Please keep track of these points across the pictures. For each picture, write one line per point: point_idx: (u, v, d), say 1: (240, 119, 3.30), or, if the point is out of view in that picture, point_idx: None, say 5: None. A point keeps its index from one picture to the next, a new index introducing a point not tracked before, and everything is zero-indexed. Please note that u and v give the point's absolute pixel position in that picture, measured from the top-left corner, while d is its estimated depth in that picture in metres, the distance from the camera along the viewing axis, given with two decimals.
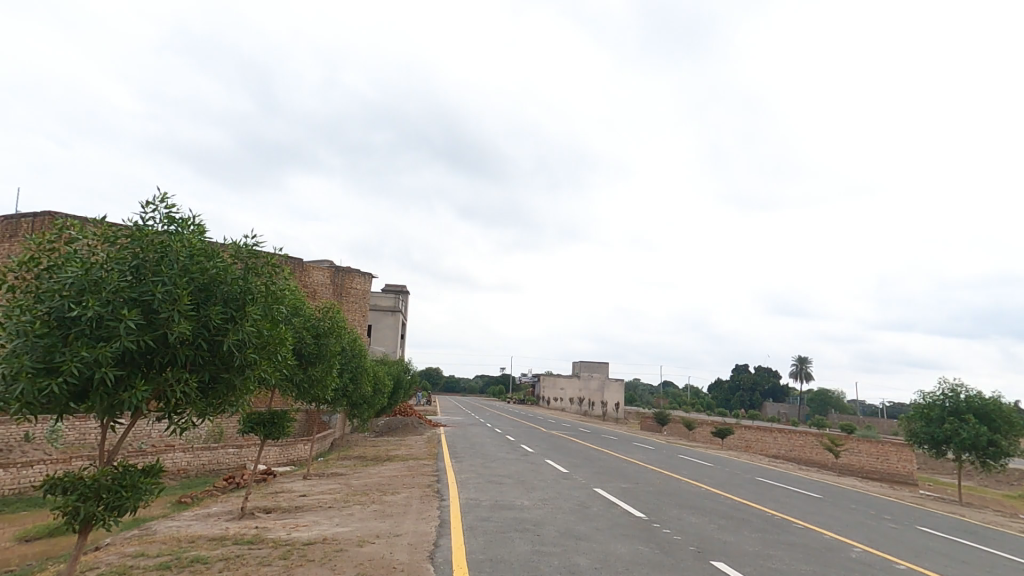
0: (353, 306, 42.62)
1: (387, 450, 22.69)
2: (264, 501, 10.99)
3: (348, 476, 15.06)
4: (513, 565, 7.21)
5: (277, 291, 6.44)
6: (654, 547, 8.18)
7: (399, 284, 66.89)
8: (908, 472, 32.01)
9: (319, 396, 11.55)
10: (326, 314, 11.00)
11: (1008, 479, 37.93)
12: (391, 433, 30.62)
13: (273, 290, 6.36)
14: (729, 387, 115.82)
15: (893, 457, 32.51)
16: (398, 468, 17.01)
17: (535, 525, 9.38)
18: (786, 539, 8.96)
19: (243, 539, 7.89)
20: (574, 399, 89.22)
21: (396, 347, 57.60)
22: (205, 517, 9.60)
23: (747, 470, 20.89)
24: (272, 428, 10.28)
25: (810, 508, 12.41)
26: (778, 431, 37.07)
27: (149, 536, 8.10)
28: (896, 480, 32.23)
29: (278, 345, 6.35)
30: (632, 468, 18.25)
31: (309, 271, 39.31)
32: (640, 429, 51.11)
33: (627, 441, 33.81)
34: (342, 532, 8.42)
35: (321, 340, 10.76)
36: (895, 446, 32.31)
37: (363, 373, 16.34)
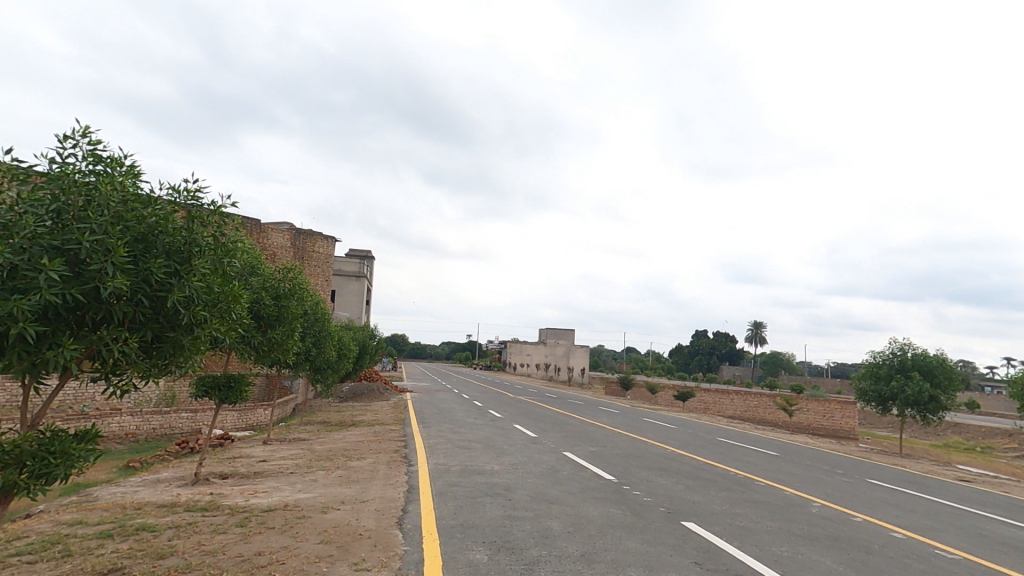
0: (316, 270, 41.26)
1: (352, 415, 22.32)
2: (221, 467, 10.52)
3: (312, 442, 14.65)
4: (485, 531, 7.04)
5: (229, 245, 5.77)
6: (625, 509, 8.20)
7: (364, 249, 65.24)
8: (851, 428, 34.12)
9: (279, 360, 10.95)
10: (286, 276, 10.33)
11: (939, 430, 40.81)
12: (357, 399, 30.22)
13: (224, 244, 5.69)
14: (689, 353, 119.90)
15: (838, 415, 34.34)
16: (364, 433, 16.68)
17: (506, 490, 9.29)
18: (751, 497, 9.16)
19: (196, 507, 7.43)
20: (540, 366, 90.50)
21: (361, 312, 56.53)
22: (154, 483, 9.08)
23: (708, 431, 21.59)
24: (228, 392, 9.68)
25: (770, 466, 12.82)
26: (734, 393, 38.67)
27: (89, 502, 7.58)
28: (840, 436, 34.16)
29: (232, 304, 5.71)
30: (599, 432, 18.51)
31: (268, 233, 37.63)
32: (605, 394, 52.36)
33: (592, 405, 34.51)
34: (304, 498, 8.09)
35: (281, 302, 10.12)
36: (840, 403, 34.22)
37: (327, 337, 15.74)
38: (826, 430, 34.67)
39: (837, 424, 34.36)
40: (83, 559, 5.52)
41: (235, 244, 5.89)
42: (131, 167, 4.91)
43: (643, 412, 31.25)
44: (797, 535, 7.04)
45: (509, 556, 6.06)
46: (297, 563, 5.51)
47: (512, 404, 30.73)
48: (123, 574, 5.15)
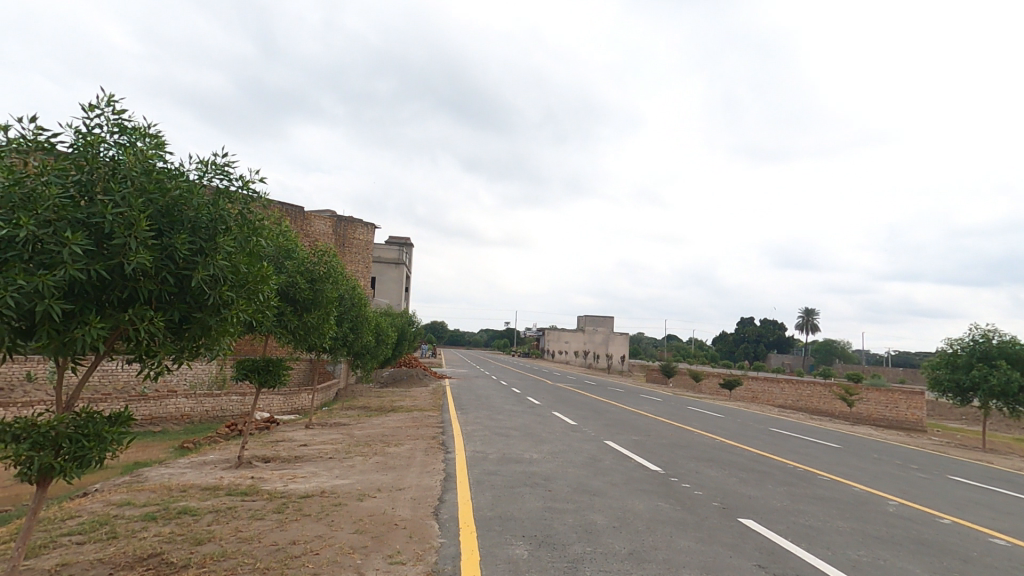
0: (356, 257, 41.84)
1: (392, 400, 22.44)
2: (263, 450, 10.56)
3: (351, 426, 14.68)
4: (525, 523, 6.66)
5: (258, 223, 5.48)
6: (674, 502, 7.66)
7: (403, 237, 65.82)
8: (916, 419, 32.10)
9: (316, 344, 10.83)
10: (321, 259, 10.14)
11: (1017, 423, 37.81)
12: (397, 384, 30.52)
13: (252, 222, 5.39)
14: (733, 340, 116.35)
15: (903, 405, 32.27)
16: (402, 419, 16.64)
17: (546, 480, 8.90)
18: (814, 492, 8.43)
19: (236, 491, 7.34)
20: (579, 352, 89.70)
21: (401, 299, 57.25)
22: (200, 465, 9.11)
23: (759, 421, 20.60)
24: (267, 375, 9.57)
25: (831, 459, 11.92)
26: (785, 381, 37.12)
27: (139, 483, 7.58)
28: (905, 427, 32.13)
29: (260, 285, 5.43)
30: (641, 420, 17.91)
31: (311, 220, 38.29)
32: (646, 381, 51.33)
33: (633, 393, 33.73)
34: (341, 484, 7.92)
35: (317, 285, 9.93)
36: (904, 394, 32.23)
37: (364, 322, 15.69)
38: (888, 421, 32.78)
39: (900, 415, 32.33)
40: (126, 543, 5.42)
41: (264, 222, 5.60)
42: (157, 139, 4.67)
43: (689, 401, 30.27)
44: (873, 537, 6.34)
45: (551, 552, 5.67)
46: (333, 554, 5.27)
47: (551, 391, 30.36)
48: (160, 561, 5.00)
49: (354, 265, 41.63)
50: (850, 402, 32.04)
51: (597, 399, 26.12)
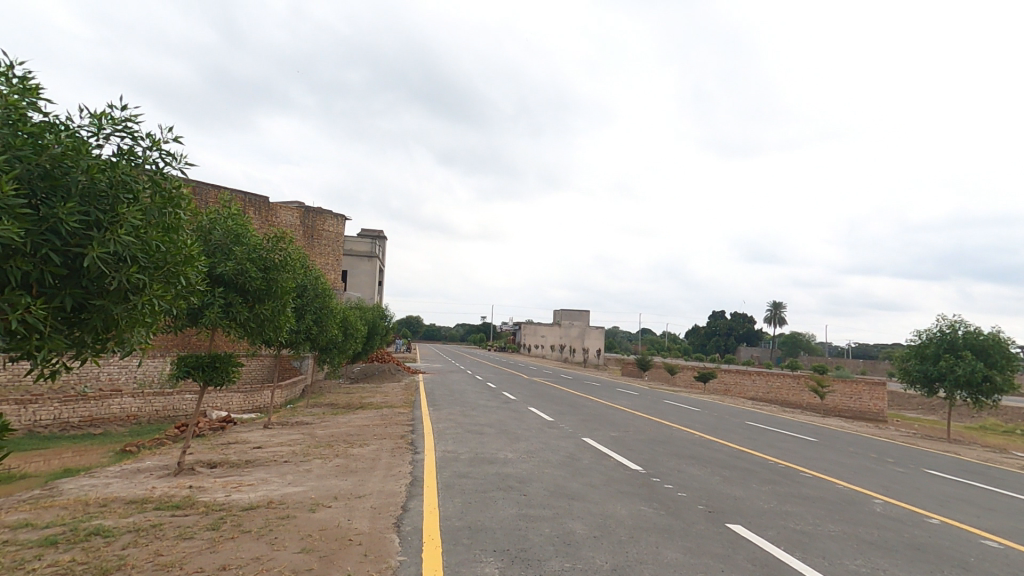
0: (325, 249, 40.48)
1: (361, 397, 21.56)
2: (210, 454, 9.65)
3: (313, 425, 13.82)
4: (496, 535, 5.99)
5: (177, 192, 4.59)
6: (658, 506, 7.10)
7: (375, 229, 64.28)
8: (880, 410, 32.76)
9: (272, 338, 9.88)
10: (276, 245, 9.15)
11: (974, 413, 39.04)
12: (367, 379, 29.54)
13: (168, 190, 4.50)
14: (705, 333, 118.19)
15: (867, 395, 32.90)
16: (369, 417, 15.82)
17: (519, 483, 8.26)
18: (800, 491, 7.99)
19: (168, 504, 6.49)
20: (555, 347, 89.63)
21: (373, 292, 55.98)
22: (131, 474, 8.18)
23: (734, 414, 20.46)
24: (213, 373, 8.64)
25: (811, 454, 11.62)
26: (756, 373, 37.51)
27: (50, 499, 6.68)
28: (868, 418, 32.83)
29: (182, 266, 4.59)
30: (619, 415, 17.47)
31: (277, 210, 36.75)
32: (622, 374, 51.42)
33: (609, 387, 33.50)
34: (292, 493, 7.12)
35: (271, 274, 8.93)
36: (868, 385, 32.80)
37: (329, 315, 14.75)
38: (853, 412, 33.30)
39: (864, 406, 32.98)
40: None
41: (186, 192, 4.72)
42: (25, 83, 3.71)
43: (664, 394, 30.19)
44: (869, 543, 5.87)
45: (525, 570, 5.00)
46: None
47: (526, 385, 29.85)
48: None
49: (322, 257, 40.27)
50: (819, 393, 32.42)
51: (572, 393, 25.69)
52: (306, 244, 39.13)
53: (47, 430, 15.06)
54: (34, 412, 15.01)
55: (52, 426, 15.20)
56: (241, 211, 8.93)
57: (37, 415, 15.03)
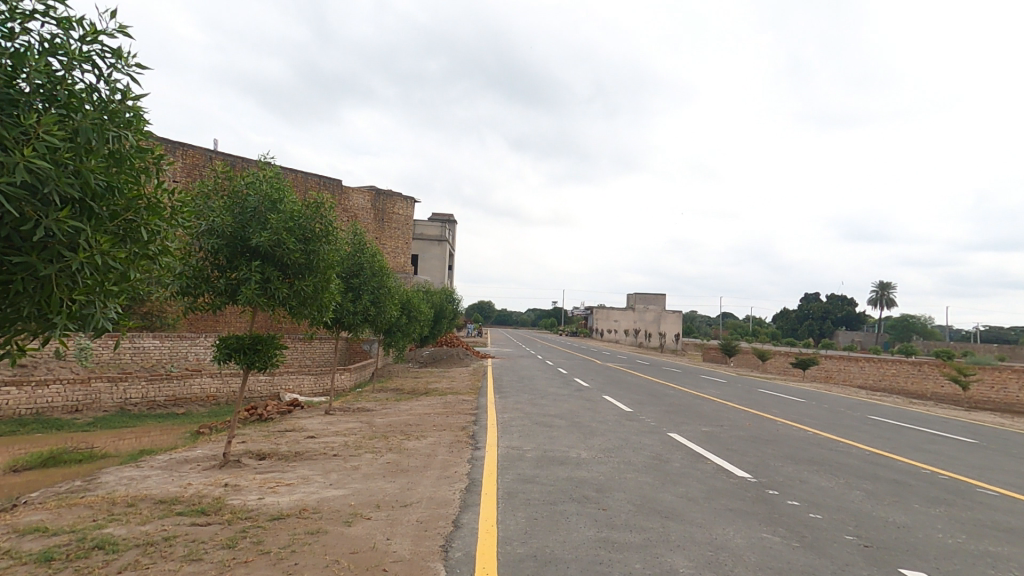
0: (396, 232, 40.71)
1: (428, 382, 20.92)
2: (260, 444, 8.93)
3: (374, 413, 13.09)
4: (571, 569, 4.55)
5: (127, 110, 3.43)
6: (787, 535, 5.34)
7: (446, 214, 64.60)
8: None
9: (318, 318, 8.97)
10: (316, 212, 8.10)
11: None
12: (436, 364, 29.11)
13: (112, 107, 3.33)
14: (796, 317, 109.26)
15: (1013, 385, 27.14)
16: (433, 404, 14.94)
17: (598, 492, 6.75)
18: (988, 520, 5.88)
19: (194, 507, 5.57)
20: (630, 331, 86.44)
21: (444, 276, 56.27)
22: (175, 466, 7.43)
23: (848, 407, 17.65)
24: (255, 356, 7.79)
25: (975, 463, 9.15)
26: (865, 359, 34.02)
27: (77, 496, 5.95)
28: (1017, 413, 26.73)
29: (144, 216, 3.53)
30: (709, 406, 15.40)
31: (349, 194, 37.21)
32: (703, 360, 48.17)
33: (691, 374, 31.09)
34: (330, 499, 6.06)
35: (311, 246, 7.95)
36: (1015, 371, 27.07)
37: (387, 294, 13.96)
38: (996, 405, 27.56)
39: (1011, 397, 27.16)
40: None
41: (142, 111, 3.57)
42: None
43: (758, 382, 27.35)
44: None
45: None
46: None
47: (601, 371, 28.18)
48: None
49: (393, 240, 40.53)
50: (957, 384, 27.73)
51: (652, 381, 23.70)
52: (377, 228, 39.42)
53: (135, 408, 15.38)
54: (123, 390, 15.34)
55: (140, 404, 15.53)
56: (278, 173, 7.94)
57: (125, 393, 15.33)
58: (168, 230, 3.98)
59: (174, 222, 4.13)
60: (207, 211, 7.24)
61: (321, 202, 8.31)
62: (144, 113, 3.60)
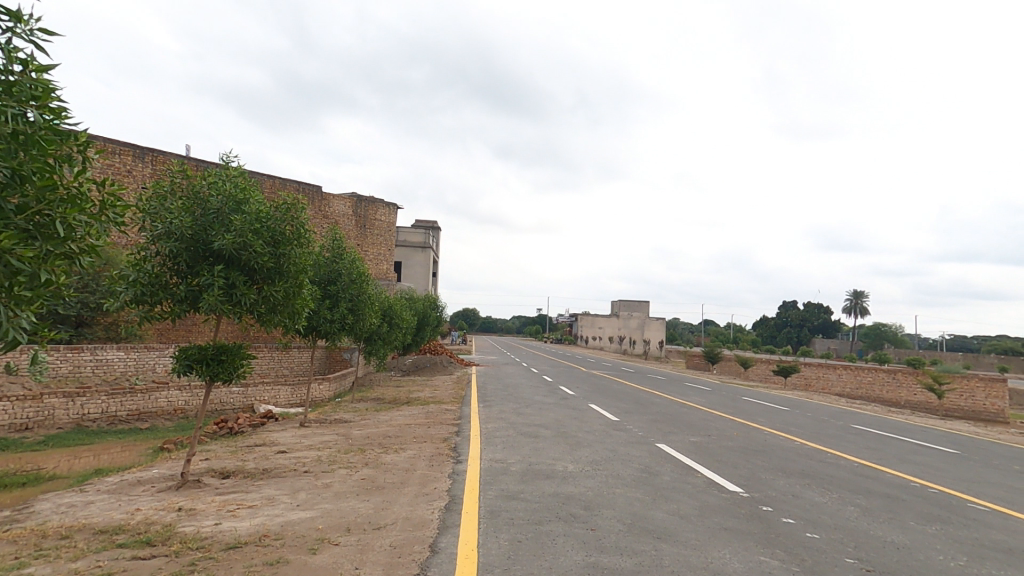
0: (377, 238, 40.11)
1: (409, 392, 20.38)
2: (225, 461, 8.36)
3: (351, 424, 12.55)
4: None
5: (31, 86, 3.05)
6: (785, 557, 5.02)
7: (430, 220, 64.11)
8: (997, 409, 27.94)
9: (290, 326, 8.46)
10: (286, 214, 7.61)
11: None
12: (418, 372, 28.53)
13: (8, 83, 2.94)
14: (777, 324, 110.68)
15: (980, 394, 28.38)
16: (413, 414, 14.45)
17: (585, 510, 6.37)
18: (989, 539, 5.64)
19: (139, 538, 5.03)
20: (614, 338, 86.56)
21: (427, 283, 55.65)
22: (125, 489, 6.82)
23: (832, 416, 17.61)
24: (218, 367, 7.25)
25: (965, 475, 8.99)
26: (843, 367, 34.07)
27: (5, 530, 5.36)
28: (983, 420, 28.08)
29: (58, 209, 3.16)
30: (695, 415, 15.17)
31: (330, 200, 36.49)
32: (686, 368, 48.32)
33: (675, 381, 31.02)
34: (295, 522, 5.57)
35: (281, 250, 7.48)
36: (982, 381, 28.28)
37: (366, 301, 13.46)
38: (964, 413, 28.61)
39: (977, 406, 28.42)
40: None
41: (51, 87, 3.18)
42: None
43: (742, 390, 27.34)
44: None
45: None
46: None
47: (585, 379, 27.89)
48: None
49: (375, 247, 39.91)
50: (937, 394, 27.48)
51: (637, 388, 23.48)
52: (359, 234, 38.76)
53: (94, 425, 14.60)
54: (81, 406, 14.56)
55: (100, 420, 14.76)
56: (242, 172, 7.44)
57: (84, 409, 14.56)
58: (94, 226, 3.60)
59: (104, 220, 3.76)
60: (164, 213, 6.74)
61: (290, 203, 7.83)
62: (54, 90, 3.21)
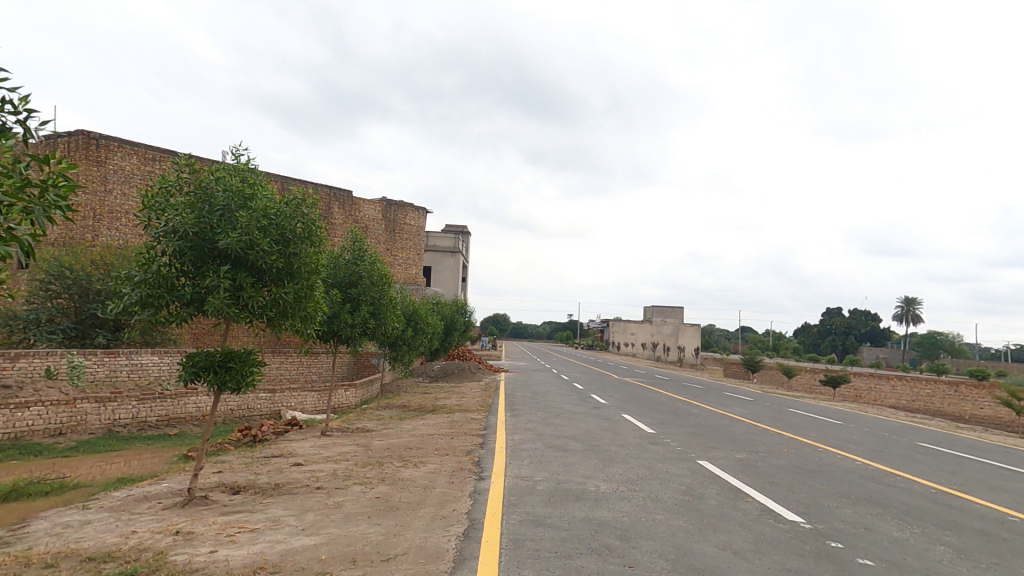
0: (407, 243, 40.13)
1: (436, 399, 19.90)
2: (238, 474, 7.92)
3: (373, 434, 12.07)
4: None
5: None
6: None
7: (460, 225, 64.08)
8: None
9: (304, 331, 7.99)
10: (296, 212, 7.19)
11: None
12: (446, 378, 28.11)
13: None
14: (819, 331, 106.14)
15: None
16: (438, 423, 13.92)
17: (623, 540, 5.60)
18: None
19: (126, 568, 4.53)
20: (647, 344, 84.63)
21: (457, 288, 55.48)
22: (129, 506, 6.38)
23: (890, 431, 16.21)
24: (225, 374, 6.79)
25: None
26: (899, 378, 32.63)
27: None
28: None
29: None
30: (739, 428, 14.11)
31: (360, 204, 36.64)
32: (724, 375, 46.53)
33: (713, 390, 29.62)
34: (297, 551, 4.98)
35: (291, 250, 7.07)
36: None
37: (388, 305, 13.03)
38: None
39: None
40: None
41: None
42: None
43: (787, 400, 25.79)
44: None
45: None
46: None
47: (619, 387, 26.88)
48: None
49: (404, 251, 39.92)
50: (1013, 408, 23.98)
51: (674, 398, 22.38)
52: (389, 239, 38.84)
53: (124, 430, 14.62)
54: (113, 411, 14.57)
55: (130, 426, 14.76)
56: (250, 168, 7.05)
57: (115, 414, 14.58)
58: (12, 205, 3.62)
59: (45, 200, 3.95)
60: (168, 210, 6.38)
61: (301, 199, 7.40)
62: None
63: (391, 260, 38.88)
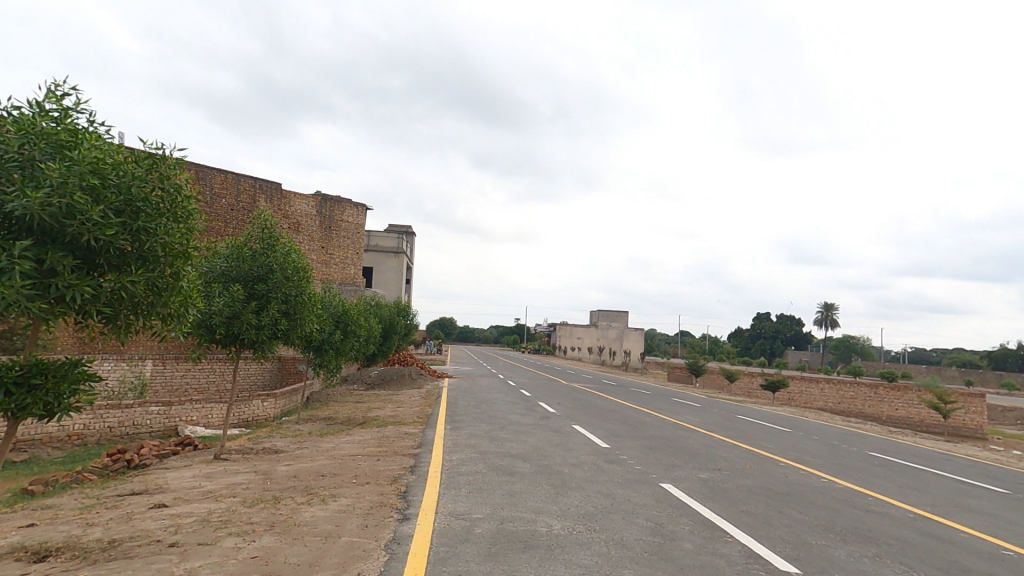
0: (344, 241, 37.48)
1: (367, 410, 17.94)
2: (66, 531, 5.91)
3: (280, 457, 10.12)
4: None
5: None
6: None
7: (404, 225, 61.55)
8: (976, 427, 27.82)
9: (161, 335, 6.16)
10: (148, 173, 5.39)
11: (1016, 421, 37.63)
12: (383, 385, 25.98)
13: None
14: (752, 336, 110.74)
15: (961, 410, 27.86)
16: (364, 440, 12.06)
17: None
18: None
19: None
20: (592, 349, 84.85)
21: (400, 290, 52.97)
22: None
23: (839, 438, 15.86)
24: (23, 396, 4.93)
25: None
26: (826, 381, 33.22)
27: None
28: (963, 436, 27.59)
29: None
30: (695, 440, 13.15)
31: (290, 198, 33.91)
32: (668, 380, 46.71)
33: (660, 395, 29.13)
34: None
35: (140, 224, 5.23)
36: (964, 396, 27.89)
37: (306, 302, 11.09)
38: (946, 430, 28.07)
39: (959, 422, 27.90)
40: None
41: None
42: None
43: (732, 406, 25.53)
44: None
45: None
46: None
47: (566, 394, 25.74)
48: None
49: (341, 250, 37.28)
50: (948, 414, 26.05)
51: (623, 405, 21.45)
52: (324, 236, 36.17)
53: None
54: None
55: None
56: (76, 110, 5.19)
57: None
58: None
59: None
60: None
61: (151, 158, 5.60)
62: None
63: (325, 258, 36.27)
